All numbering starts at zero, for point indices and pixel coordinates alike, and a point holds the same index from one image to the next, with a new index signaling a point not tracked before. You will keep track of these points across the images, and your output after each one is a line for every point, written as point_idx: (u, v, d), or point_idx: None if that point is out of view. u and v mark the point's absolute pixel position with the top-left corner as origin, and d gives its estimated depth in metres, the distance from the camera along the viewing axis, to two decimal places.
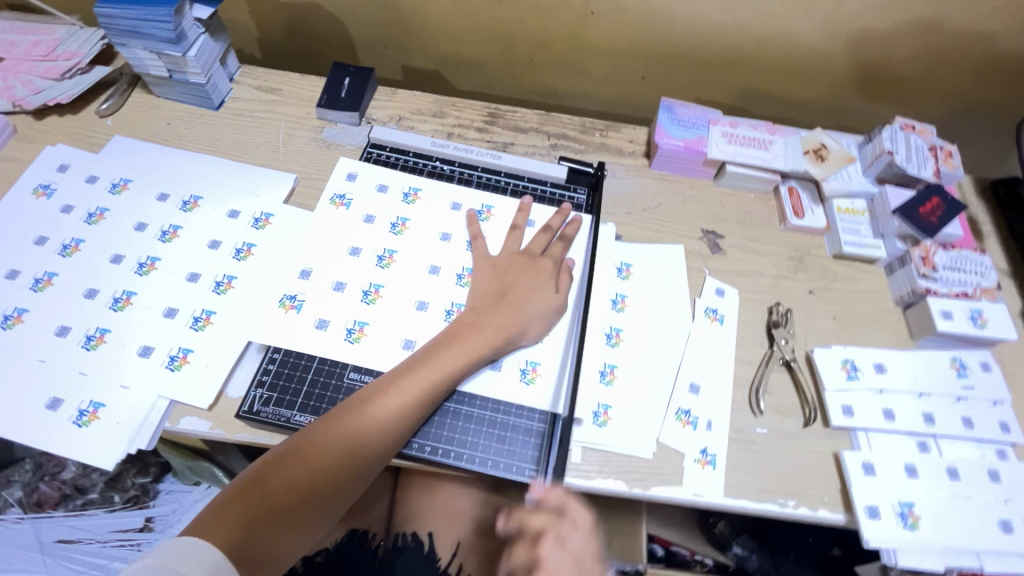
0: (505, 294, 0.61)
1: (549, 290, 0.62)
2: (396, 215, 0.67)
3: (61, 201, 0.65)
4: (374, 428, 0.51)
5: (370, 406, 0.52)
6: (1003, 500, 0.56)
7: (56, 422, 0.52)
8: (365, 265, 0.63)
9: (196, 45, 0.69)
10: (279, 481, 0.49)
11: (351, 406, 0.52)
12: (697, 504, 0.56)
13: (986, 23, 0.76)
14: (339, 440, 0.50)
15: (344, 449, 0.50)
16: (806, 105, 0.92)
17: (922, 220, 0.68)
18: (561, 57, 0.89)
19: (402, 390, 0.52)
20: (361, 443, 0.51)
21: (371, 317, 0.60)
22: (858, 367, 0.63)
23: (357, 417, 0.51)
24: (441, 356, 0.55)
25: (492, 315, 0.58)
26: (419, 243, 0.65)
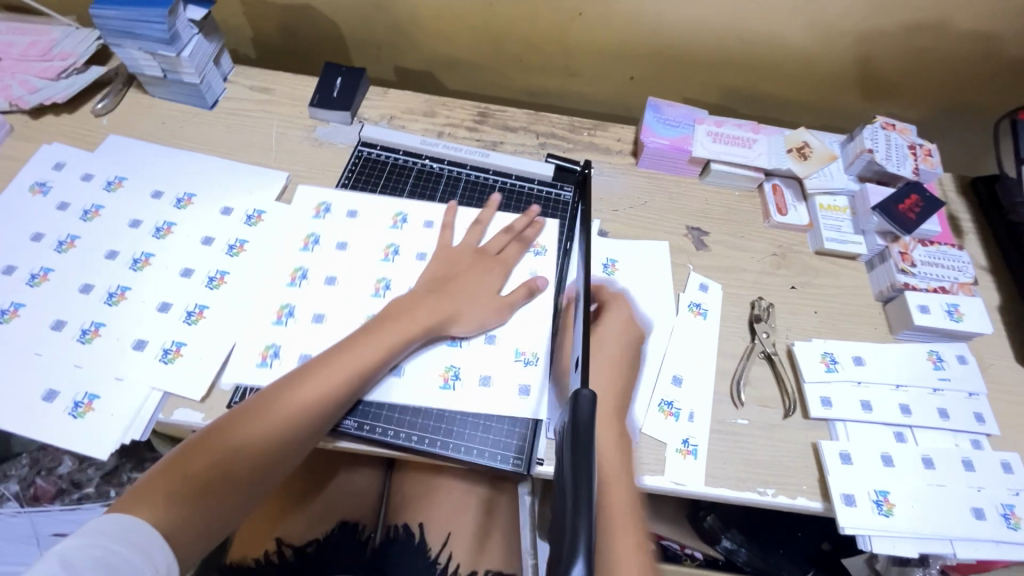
0: (449, 283, 0.62)
1: (493, 283, 0.64)
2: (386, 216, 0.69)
3: (57, 198, 0.66)
4: (306, 407, 0.52)
5: (301, 384, 0.53)
6: (976, 488, 0.58)
7: (52, 413, 0.53)
8: (360, 273, 0.64)
9: (190, 45, 0.71)
10: (212, 452, 0.49)
11: (282, 385, 0.53)
12: (678, 492, 0.57)
13: (961, 21, 0.78)
14: (270, 417, 0.51)
15: (275, 428, 0.51)
16: (792, 105, 0.93)
17: (900, 216, 0.70)
18: (550, 57, 0.91)
19: (340, 361, 0.55)
20: (292, 420, 0.51)
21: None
22: (837, 360, 0.64)
23: (285, 396, 0.52)
24: (378, 337, 0.57)
25: (433, 301, 0.60)
26: (417, 244, 0.67)
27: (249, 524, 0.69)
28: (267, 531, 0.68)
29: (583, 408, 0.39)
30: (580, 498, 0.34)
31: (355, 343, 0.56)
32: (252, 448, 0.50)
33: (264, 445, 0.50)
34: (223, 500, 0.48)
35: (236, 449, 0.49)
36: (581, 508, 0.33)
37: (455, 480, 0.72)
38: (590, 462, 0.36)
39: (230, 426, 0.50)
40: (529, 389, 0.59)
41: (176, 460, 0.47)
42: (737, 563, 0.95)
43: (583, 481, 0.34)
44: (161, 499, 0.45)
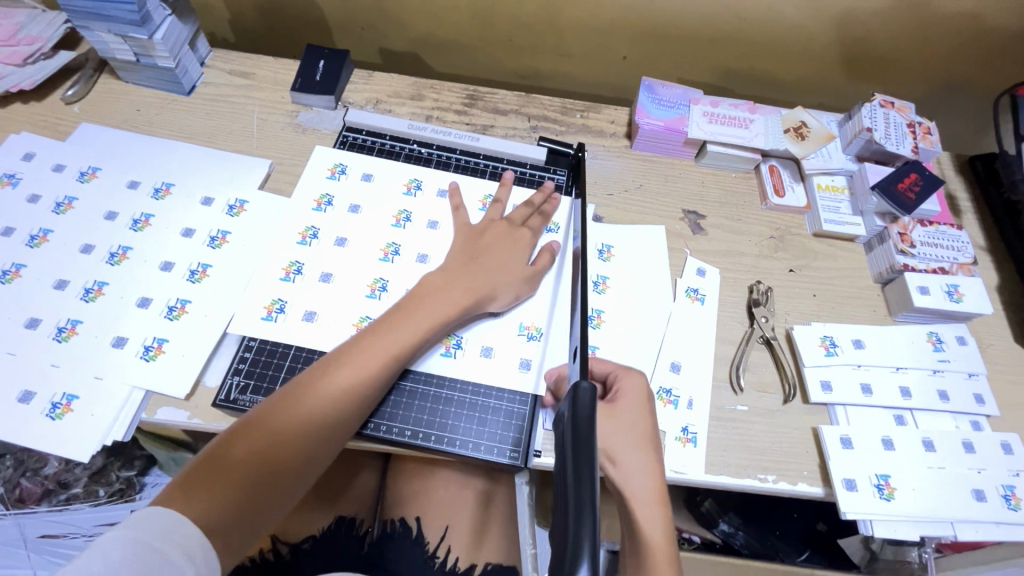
0: (475, 258, 0.60)
1: (520, 259, 0.62)
2: (390, 201, 0.67)
3: (27, 191, 0.63)
4: (343, 394, 0.50)
5: (336, 372, 0.51)
6: (977, 470, 0.57)
7: (28, 415, 0.51)
8: (362, 256, 0.62)
9: (163, 27, 0.67)
10: (251, 447, 0.46)
11: (314, 374, 0.51)
12: (679, 481, 0.56)
13: None
14: (311, 406, 0.49)
15: (313, 417, 0.49)
16: (787, 84, 0.91)
17: (899, 196, 0.68)
18: (541, 37, 0.88)
19: (378, 348, 0.53)
20: (328, 408, 0.49)
21: (373, 310, 0.59)
22: (837, 343, 0.63)
23: (323, 383, 0.50)
24: (409, 320, 0.54)
25: (462, 279, 0.58)
26: (407, 230, 0.65)
27: None
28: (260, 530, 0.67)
29: (583, 401, 0.39)
30: (581, 489, 0.32)
31: (386, 330, 0.53)
32: (292, 439, 0.48)
33: (310, 434, 0.49)
34: (266, 493, 0.46)
35: (277, 439, 0.47)
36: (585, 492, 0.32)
37: (451, 473, 0.71)
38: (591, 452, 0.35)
39: (268, 416, 0.48)
40: (531, 362, 0.58)
41: (218, 455, 0.45)
42: (735, 546, 0.95)
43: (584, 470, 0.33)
44: (205, 496, 0.43)
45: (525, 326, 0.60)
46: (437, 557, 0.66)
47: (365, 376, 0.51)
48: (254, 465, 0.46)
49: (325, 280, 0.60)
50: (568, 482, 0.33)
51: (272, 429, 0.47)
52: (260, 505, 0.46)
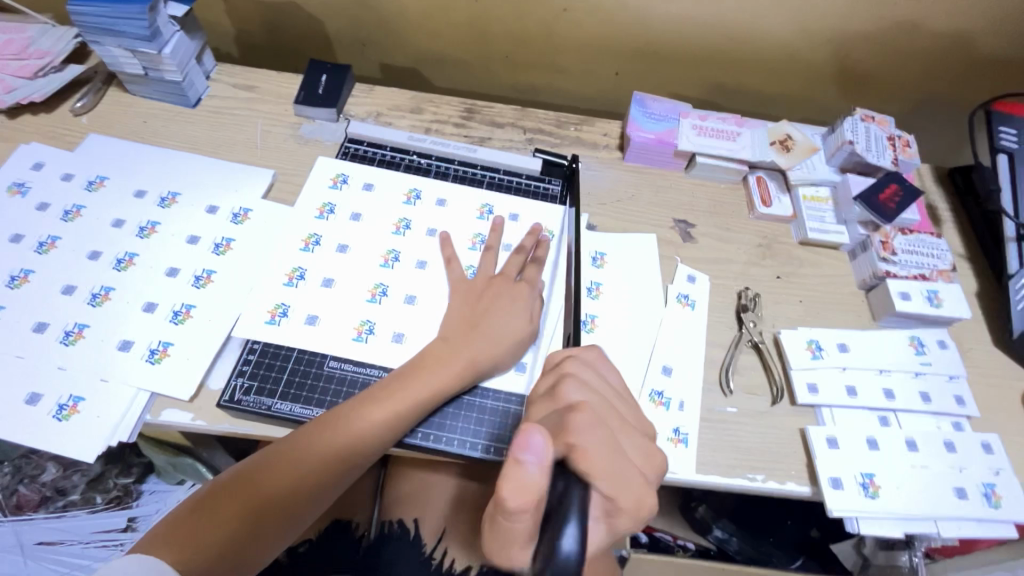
0: (477, 322, 0.59)
1: (518, 288, 0.63)
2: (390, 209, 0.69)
3: (36, 199, 0.65)
4: (330, 458, 0.52)
5: (344, 426, 0.52)
6: (958, 469, 0.59)
7: (35, 416, 0.52)
8: (362, 264, 0.64)
9: (171, 42, 0.70)
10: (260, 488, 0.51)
11: (307, 435, 0.52)
12: (670, 481, 0.58)
13: (929, 12, 0.79)
14: (315, 454, 0.52)
15: (300, 478, 0.51)
16: (774, 99, 0.95)
17: (880, 206, 0.71)
18: (536, 53, 0.91)
19: (386, 402, 0.53)
20: (315, 469, 0.52)
21: (374, 314, 0.61)
22: (823, 347, 0.66)
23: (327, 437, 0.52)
24: (404, 389, 0.54)
25: (464, 346, 0.57)
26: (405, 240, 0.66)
27: None
28: None
29: None
30: None
31: (381, 398, 0.54)
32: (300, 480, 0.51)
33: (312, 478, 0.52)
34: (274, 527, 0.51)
35: (267, 493, 0.51)
36: None
37: (447, 476, 0.72)
38: None
39: (260, 472, 0.51)
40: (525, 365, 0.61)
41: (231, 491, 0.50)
42: (730, 552, 0.96)
43: None
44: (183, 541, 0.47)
45: None
46: (434, 559, 0.67)
47: (352, 443, 0.52)
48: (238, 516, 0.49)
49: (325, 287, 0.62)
50: None
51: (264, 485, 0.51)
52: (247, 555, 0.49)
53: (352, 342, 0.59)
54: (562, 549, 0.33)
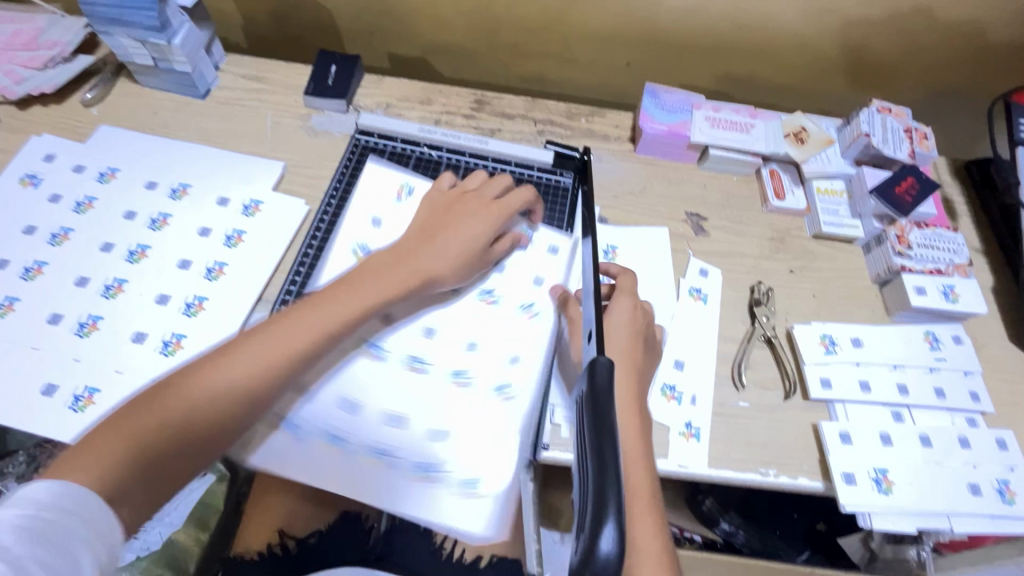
0: (417, 252, 0.59)
1: (483, 223, 0.63)
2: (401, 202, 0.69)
3: (48, 190, 0.65)
4: (245, 378, 0.49)
5: (264, 335, 0.51)
6: (972, 465, 0.59)
7: (52, 407, 0.53)
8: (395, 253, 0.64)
9: (181, 32, 0.69)
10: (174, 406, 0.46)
11: (218, 356, 0.50)
12: (681, 475, 0.58)
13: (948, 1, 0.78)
14: (233, 366, 0.49)
15: (210, 397, 0.48)
16: (788, 91, 0.93)
17: (896, 199, 0.71)
18: (546, 44, 0.90)
19: (315, 314, 0.53)
20: (229, 389, 0.48)
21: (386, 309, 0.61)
22: (836, 342, 0.65)
23: (247, 346, 0.50)
24: (329, 305, 0.54)
25: (391, 271, 0.57)
26: None
27: (250, 516, 0.69)
28: (267, 523, 0.66)
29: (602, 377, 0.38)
30: (606, 470, 0.32)
31: (300, 318, 0.52)
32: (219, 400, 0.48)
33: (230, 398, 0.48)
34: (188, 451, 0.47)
35: (174, 414, 0.46)
36: (609, 469, 0.32)
37: None
38: (612, 430, 0.34)
39: (168, 393, 0.47)
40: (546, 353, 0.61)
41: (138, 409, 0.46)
42: (736, 545, 0.96)
43: (609, 454, 0.32)
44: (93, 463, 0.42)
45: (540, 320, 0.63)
46: (444, 550, 0.67)
47: (269, 365, 0.50)
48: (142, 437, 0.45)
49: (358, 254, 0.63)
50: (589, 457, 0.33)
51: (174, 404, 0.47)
52: (162, 477, 0.45)
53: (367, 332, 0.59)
54: (600, 551, 0.29)
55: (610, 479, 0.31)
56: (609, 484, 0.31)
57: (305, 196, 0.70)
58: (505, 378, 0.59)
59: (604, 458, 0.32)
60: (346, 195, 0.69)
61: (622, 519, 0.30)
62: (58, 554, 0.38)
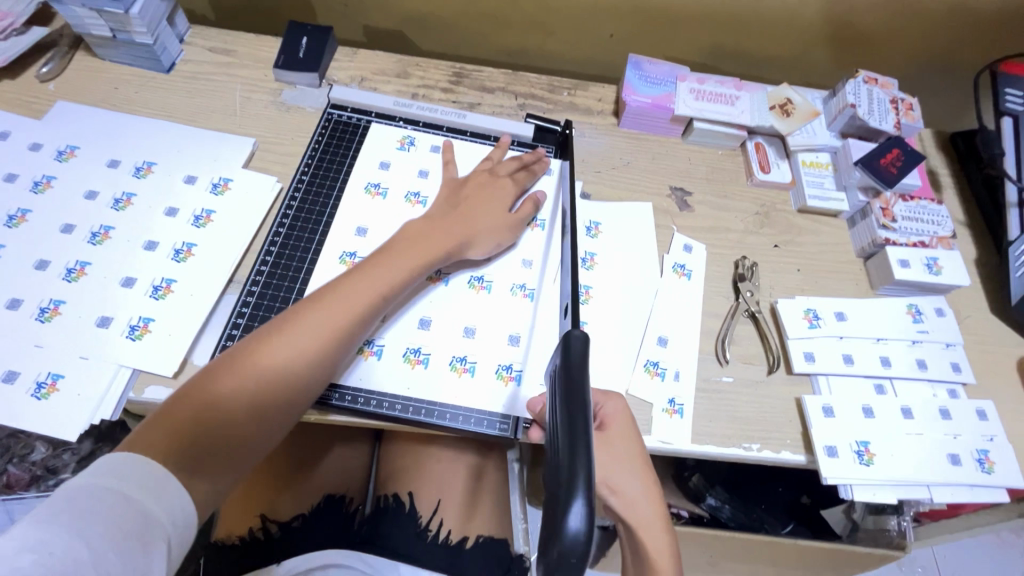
0: (448, 228, 0.59)
1: (503, 209, 0.63)
2: (376, 177, 0.66)
3: (3, 170, 0.62)
4: (301, 350, 0.49)
5: (318, 306, 0.51)
6: (953, 436, 0.59)
7: (13, 395, 0.51)
8: (404, 171, 0.67)
9: (139, 1, 0.66)
10: (235, 380, 0.47)
11: (267, 333, 0.49)
12: (664, 450, 0.57)
13: None
14: (290, 338, 0.49)
15: (265, 375, 0.48)
16: (774, 62, 0.92)
17: (882, 170, 0.69)
18: (527, 14, 0.87)
19: (362, 280, 0.53)
20: (283, 362, 0.48)
21: None
22: (820, 316, 0.65)
23: (305, 316, 0.50)
24: (376, 271, 0.54)
25: (424, 245, 0.57)
26: (391, 212, 0.64)
27: (233, 502, 0.68)
28: (249, 508, 0.67)
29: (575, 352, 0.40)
30: (577, 450, 0.34)
31: (346, 289, 0.53)
32: (280, 373, 0.48)
33: (289, 369, 0.48)
34: (253, 423, 0.47)
35: (235, 390, 0.47)
36: (579, 449, 0.33)
37: (439, 450, 0.71)
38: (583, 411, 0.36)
39: (224, 372, 0.47)
40: (532, 261, 0.63)
41: (201, 386, 0.46)
42: (722, 520, 0.96)
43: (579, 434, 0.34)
44: (163, 439, 0.43)
45: (525, 291, 0.61)
46: (429, 531, 0.65)
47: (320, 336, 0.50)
48: (202, 417, 0.45)
49: (346, 261, 0.60)
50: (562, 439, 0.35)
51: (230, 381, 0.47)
52: (230, 451, 0.46)
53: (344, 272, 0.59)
54: (569, 529, 0.31)
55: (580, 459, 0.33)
56: (578, 461, 0.33)
57: (277, 173, 0.67)
58: (481, 270, 0.62)
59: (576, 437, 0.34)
60: (318, 171, 0.67)
61: (591, 497, 0.32)
62: (129, 531, 0.37)
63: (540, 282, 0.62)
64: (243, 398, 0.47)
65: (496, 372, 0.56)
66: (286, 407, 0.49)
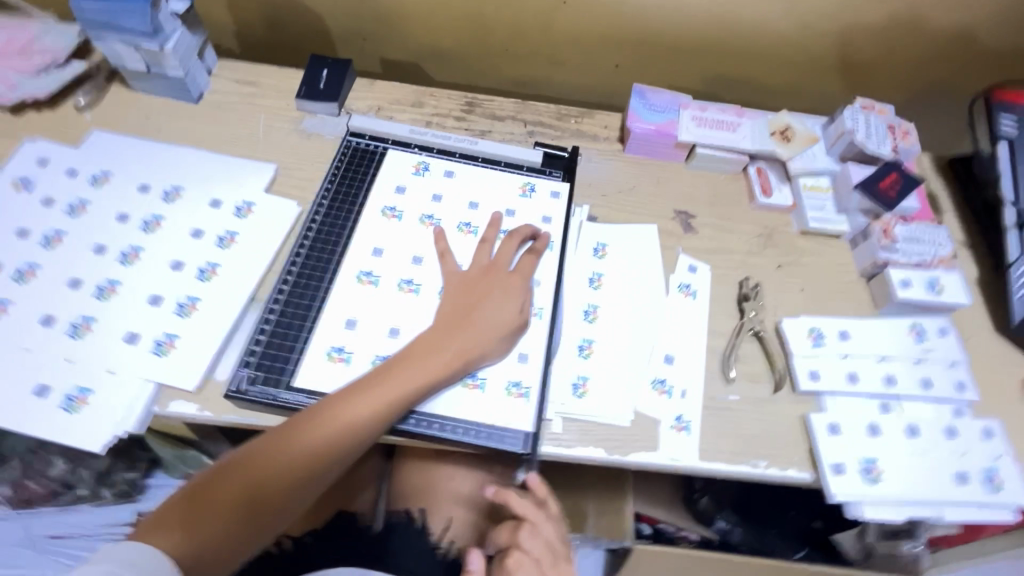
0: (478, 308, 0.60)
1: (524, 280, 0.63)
2: (394, 202, 0.69)
3: (41, 194, 0.66)
4: (329, 437, 0.52)
5: (350, 398, 0.53)
6: (959, 454, 0.60)
7: (45, 408, 0.53)
8: (419, 194, 0.70)
9: (173, 38, 0.70)
10: (263, 466, 0.50)
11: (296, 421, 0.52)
12: (672, 467, 0.58)
13: (927, 2, 0.80)
14: (318, 431, 0.52)
15: (292, 461, 0.51)
16: (774, 91, 0.95)
17: (881, 194, 0.71)
18: (536, 46, 0.91)
19: (396, 375, 0.54)
20: (310, 450, 0.51)
21: (372, 303, 0.62)
22: (823, 334, 0.66)
23: (335, 409, 0.52)
24: (405, 368, 0.55)
25: (456, 331, 0.58)
26: (406, 234, 0.67)
27: None
28: None
29: None
30: None
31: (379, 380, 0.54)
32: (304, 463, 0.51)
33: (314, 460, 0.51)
34: (273, 508, 0.50)
35: (262, 476, 0.50)
36: None
37: (449, 467, 0.72)
38: None
39: (254, 459, 0.51)
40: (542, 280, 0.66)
41: (231, 469, 0.50)
42: (733, 543, 0.96)
43: None
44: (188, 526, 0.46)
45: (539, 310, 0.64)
46: (439, 548, 0.67)
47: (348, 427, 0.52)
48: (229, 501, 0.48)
49: (362, 280, 0.63)
50: None
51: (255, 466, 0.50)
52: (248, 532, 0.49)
53: (361, 292, 0.62)
54: None
55: None
56: None
57: (297, 197, 0.71)
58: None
59: None
60: (337, 195, 0.70)
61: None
62: None
63: (549, 301, 0.65)
64: (269, 484, 0.50)
65: (505, 388, 0.58)
66: (308, 490, 0.52)
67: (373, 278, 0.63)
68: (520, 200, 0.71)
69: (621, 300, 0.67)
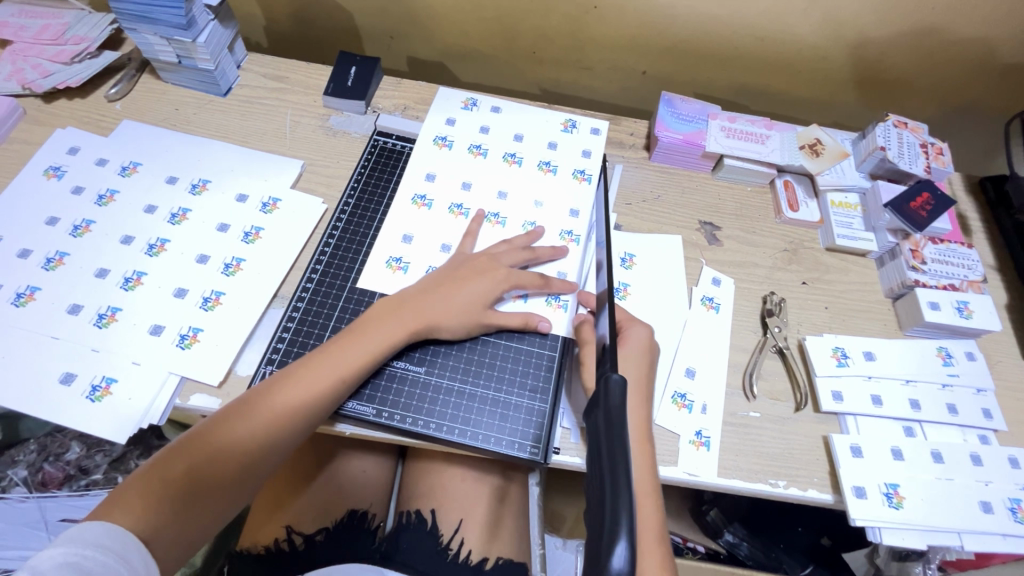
0: (439, 291, 0.58)
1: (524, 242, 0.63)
2: (469, 131, 0.73)
3: (71, 183, 0.66)
4: (304, 398, 0.52)
5: (328, 356, 0.54)
6: (984, 483, 0.59)
7: (71, 396, 0.53)
8: (467, 126, 0.73)
9: (205, 31, 0.71)
10: (235, 427, 0.50)
11: (254, 399, 0.51)
12: (691, 483, 0.58)
13: (965, 22, 0.78)
14: (295, 389, 0.52)
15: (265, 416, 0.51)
16: (802, 103, 0.94)
17: (912, 214, 0.70)
18: (564, 50, 0.91)
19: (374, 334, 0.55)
20: (266, 425, 0.50)
21: (426, 220, 0.66)
22: (848, 354, 0.65)
23: (312, 364, 0.53)
24: (386, 316, 0.56)
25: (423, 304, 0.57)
26: (458, 162, 0.70)
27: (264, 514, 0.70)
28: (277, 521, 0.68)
29: (614, 393, 0.39)
30: (619, 493, 0.34)
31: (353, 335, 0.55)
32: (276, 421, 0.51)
33: (287, 417, 0.51)
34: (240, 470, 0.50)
35: (230, 439, 0.49)
36: (620, 487, 0.34)
37: (462, 470, 0.72)
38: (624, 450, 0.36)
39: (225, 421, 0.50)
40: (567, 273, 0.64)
41: (201, 432, 0.49)
42: (740, 557, 0.94)
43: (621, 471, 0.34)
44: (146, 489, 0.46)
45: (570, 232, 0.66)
46: (450, 549, 0.66)
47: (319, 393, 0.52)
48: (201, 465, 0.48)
49: (417, 202, 0.67)
50: (604, 478, 0.35)
51: (194, 457, 0.48)
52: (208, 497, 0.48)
53: (416, 213, 0.66)
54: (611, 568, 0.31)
55: (623, 505, 0.33)
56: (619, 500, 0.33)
57: (322, 194, 0.71)
58: (534, 217, 0.67)
59: (617, 475, 0.34)
60: (362, 194, 0.70)
61: (633, 537, 0.32)
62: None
63: (586, 230, 0.67)
64: (237, 444, 0.50)
65: (545, 301, 0.62)
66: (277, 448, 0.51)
67: (426, 199, 0.67)
68: (562, 134, 0.74)
69: (644, 309, 0.66)
